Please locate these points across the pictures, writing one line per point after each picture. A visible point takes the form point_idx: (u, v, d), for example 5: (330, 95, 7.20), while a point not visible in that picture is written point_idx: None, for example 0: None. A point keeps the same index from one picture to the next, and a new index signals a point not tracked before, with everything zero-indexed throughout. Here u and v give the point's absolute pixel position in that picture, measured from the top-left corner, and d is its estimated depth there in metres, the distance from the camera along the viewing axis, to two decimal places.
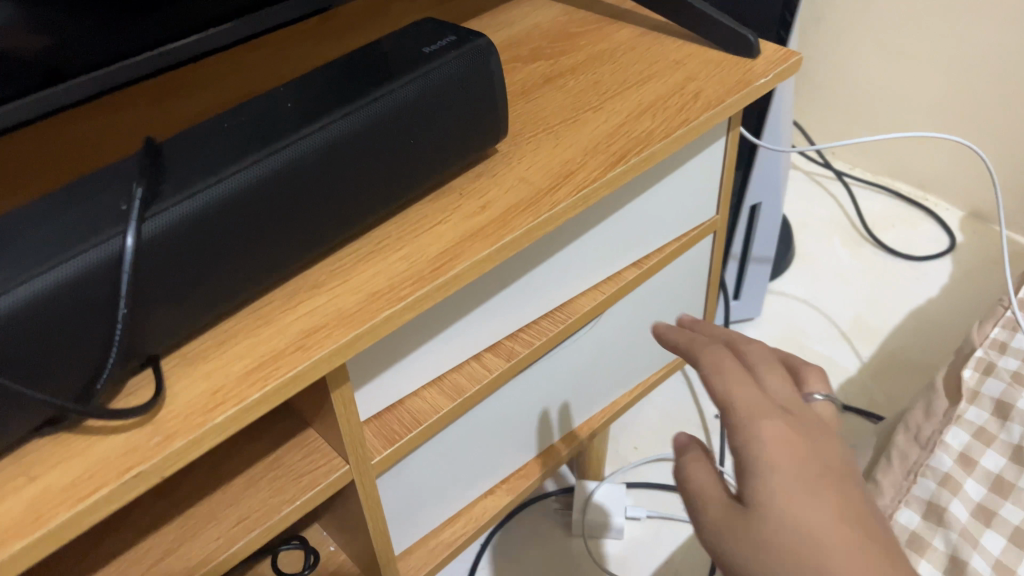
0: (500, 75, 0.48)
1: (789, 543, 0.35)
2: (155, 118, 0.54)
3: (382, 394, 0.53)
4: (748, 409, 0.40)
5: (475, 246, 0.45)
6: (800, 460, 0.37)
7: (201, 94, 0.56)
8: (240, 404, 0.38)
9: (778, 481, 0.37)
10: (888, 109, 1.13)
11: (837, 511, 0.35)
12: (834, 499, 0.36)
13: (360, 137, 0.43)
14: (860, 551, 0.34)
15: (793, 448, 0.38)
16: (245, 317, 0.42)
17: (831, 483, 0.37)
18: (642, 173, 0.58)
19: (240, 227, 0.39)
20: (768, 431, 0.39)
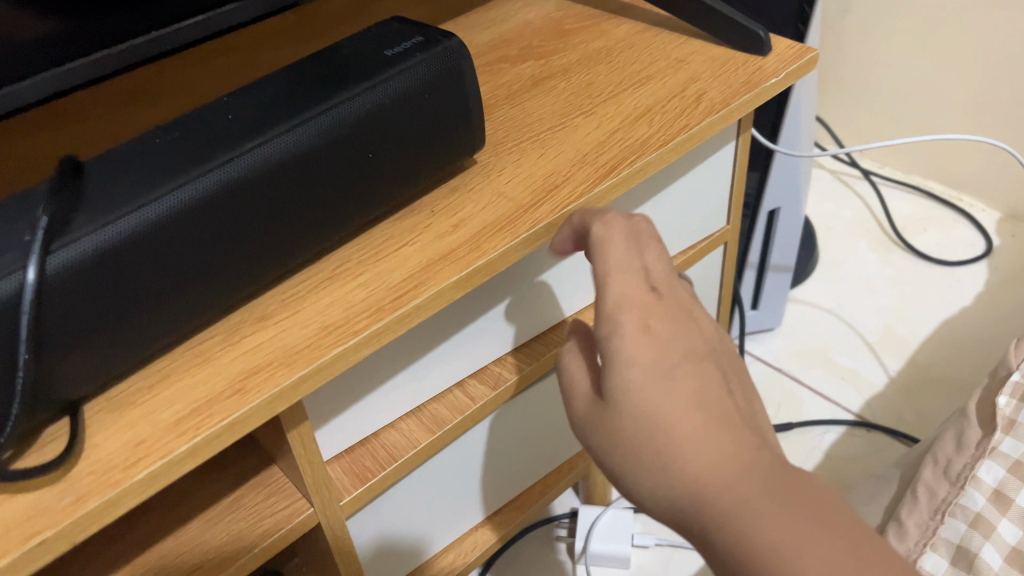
0: (473, 79, 0.43)
1: (641, 434, 0.33)
2: (110, 124, 0.50)
3: (354, 429, 0.49)
4: (616, 300, 0.38)
5: (443, 271, 0.40)
6: (660, 349, 0.35)
7: (161, 99, 0.52)
8: (166, 457, 0.33)
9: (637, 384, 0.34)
10: (920, 104, 1.06)
11: (692, 397, 0.33)
12: (690, 388, 0.34)
13: (308, 152, 0.38)
14: (711, 437, 0.32)
15: (653, 337, 0.36)
16: (181, 354, 0.38)
17: (687, 370, 0.34)
18: (641, 183, 0.53)
19: (168, 255, 0.35)
20: (630, 323, 0.36)
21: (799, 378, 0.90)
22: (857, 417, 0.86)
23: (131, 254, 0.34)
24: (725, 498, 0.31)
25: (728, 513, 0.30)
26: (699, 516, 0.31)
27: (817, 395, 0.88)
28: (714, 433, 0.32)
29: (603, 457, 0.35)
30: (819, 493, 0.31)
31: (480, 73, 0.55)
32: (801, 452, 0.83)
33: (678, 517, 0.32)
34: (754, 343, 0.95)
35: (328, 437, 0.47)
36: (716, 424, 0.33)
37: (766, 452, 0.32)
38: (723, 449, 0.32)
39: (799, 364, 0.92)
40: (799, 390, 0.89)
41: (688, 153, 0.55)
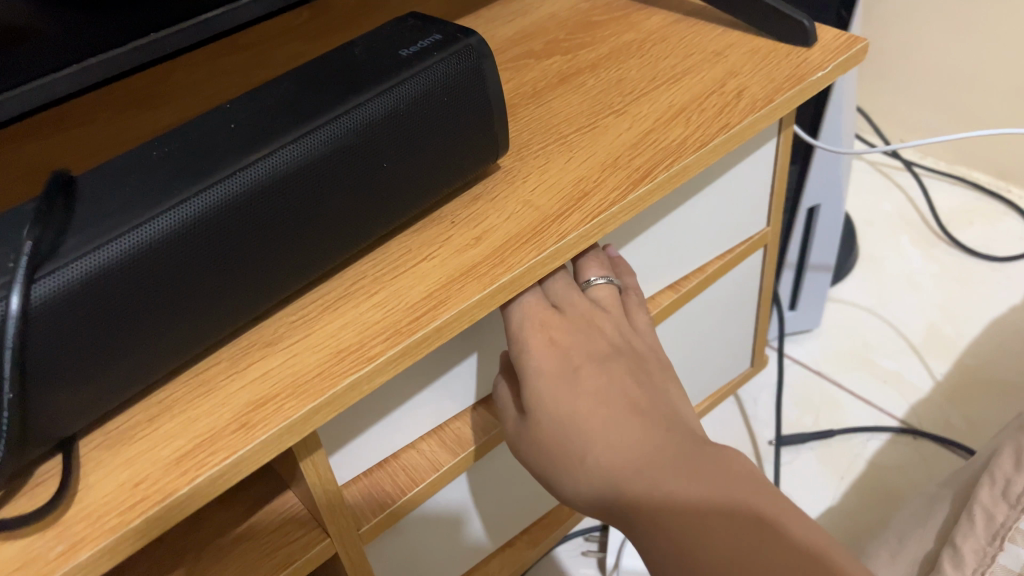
0: (495, 80, 0.40)
1: (563, 437, 0.39)
2: (111, 133, 0.47)
3: (375, 449, 0.46)
4: (521, 320, 0.42)
5: (465, 289, 0.37)
6: (564, 360, 0.41)
7: (165, 104, 0.49)
8: (165, 500, 0.30)
9: (548, 392, 0.40)
10: (965, 91, 1.01)
11: (599, 398, 0.39)
12: (593, 389, 0.39)
13: (317, 163, 0.35)
14: (622, 434, 0.38)
15: (559, 350, 0.41)
16: (183, 383, 0.35)
17: (590, 375, 0.40)
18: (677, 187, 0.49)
19: (166, 282, 0.32)
20: (536, 340, 0.41)
21: (839, 382, 0.86)
22: (902, 423, 0.82)
23: (125, 281, 0.31)
24: (640, 480, 0.36)
25: (646, 486, 0.35)
26: (622, 501, 0.36)
27: (859, 400, 0.84)
28: (624, 429, 0.38)
29: (537, 466, 0.40)
30: (721, 458, 0.36)
31: (503, 70, 0.51)
32: (843, 460, 0.79)
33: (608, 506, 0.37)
34: (792, 345, 0.91)
35: (346, 461, 0.44)
36: (625, 421, 0.38)
37: (670, 433, 0.37)
38: (629, 439, 0.37)
39: (839, 366, 0.88)
40: (840, 394, 0.85)
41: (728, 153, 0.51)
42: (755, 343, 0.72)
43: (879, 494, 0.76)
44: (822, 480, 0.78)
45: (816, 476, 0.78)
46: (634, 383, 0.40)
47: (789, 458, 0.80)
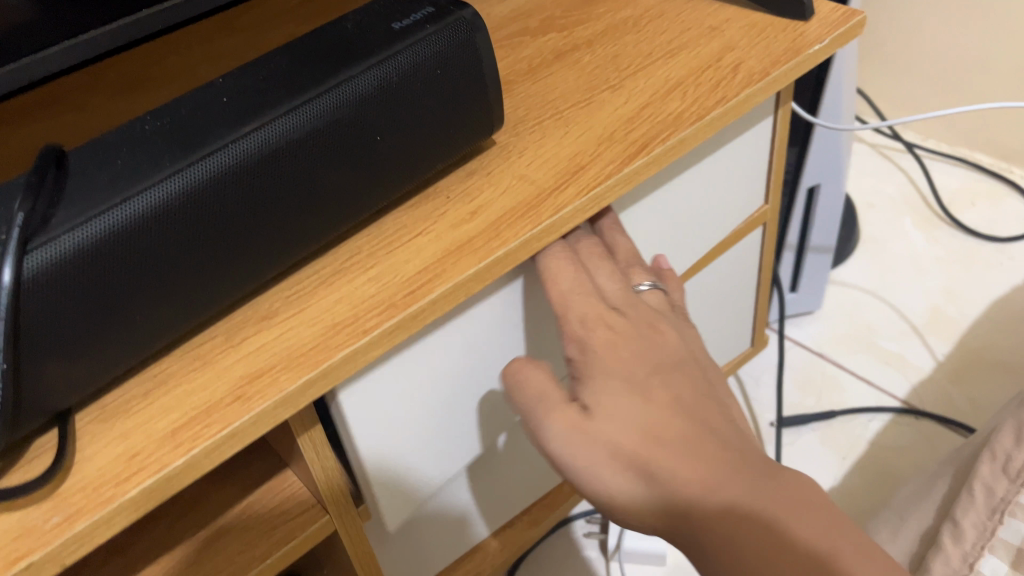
0: (489, 54, 0.40)
1: (626, 437, 0.36)
2: (108, 107, 0.47)
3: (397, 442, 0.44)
4: (580, 318, 0.42)
5: (460, 262, 0.37)
6: (629, 366, 0.39)
7: (160, 77, 0.49)
8: (160, 472, 0.30)
9: (613, 394, 0.38)
10: (967, 71, 1.01)
11: (668, 406, 0.37)
12: (662, 397, 0.38)
13: (309, 137, 0.35)
14: (686, 433, 0.36)
15: (621, 352, 0.40)
16: (179, 357, 0.35)
17: (657, 383, 0.38)
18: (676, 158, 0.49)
19: (159, 255, 0.32)
20: (598, 340, 0.41)
21: (840, 363, 0.86)
22: (904, 403, 0.81)
23: (118, 253, 0.31)
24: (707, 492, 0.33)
25: (710, 482, 0.33)
26: (684, 514, 0.33)
27: (861, 381, 0.84)
28: (690, 430, 0.36)
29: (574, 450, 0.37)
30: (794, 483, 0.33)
31: (499, 48, 0.51)
32: (845, 441, 0.79)
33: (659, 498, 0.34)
34: (793, 328, 0.91)
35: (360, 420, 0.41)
36: (691, 423, 0.36)
37: (739, 449, 0.35)
38: (698, 449, 0.35)
39: (840, 348, 0.88)
40: (841, 375, 0.85)
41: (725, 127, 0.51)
42: (755, 324, 0.72)
43: (881, 474, 0.76)
44: (823, 460, 0.78)
45: (818, 457, 0.78)
46: (700, 395, 0.38)
47: (791, 439, 0.80)
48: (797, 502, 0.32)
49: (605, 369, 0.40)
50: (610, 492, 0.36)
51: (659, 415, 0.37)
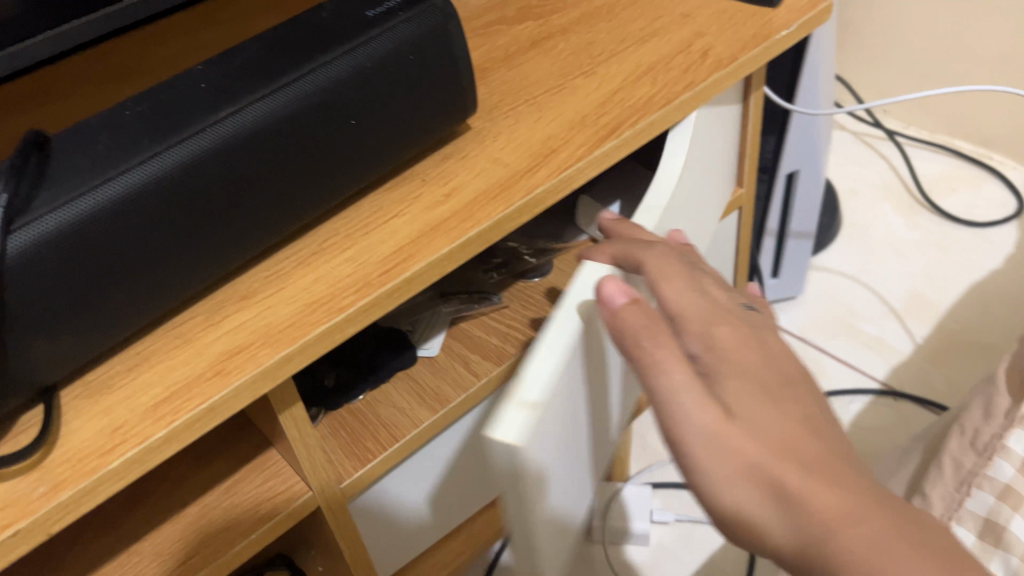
0: (461, 40, 0.41)
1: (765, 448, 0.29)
2: (90, 94, 0.48)
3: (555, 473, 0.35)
4: (686, 309, 0.34)
5: (434, 243, 0.38)
6: (756, 367, 0.32)
7: (141, 63, 0.50)
8: (143, 443, 0.32)
9: (744, 397, 0.30)
10: (946, 59, 1.02)
11: (800, 422, 0.30)
12: (796, 412, 0.30)
13: (284, 122, 0.36)
14: (830, 450, 0.30)
15: (747, 352, 0.32)
16: (160, 336, 0.36)
17: (789, 394, 0.31)
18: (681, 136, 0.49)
19: (139, 237, 0.33)
20: (722, 333, 0.33)
21: (822, 347, 0.87)
22: (883, 385, 0.83)
23: (99, 235, 0.32)
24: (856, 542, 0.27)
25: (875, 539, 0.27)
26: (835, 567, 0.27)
27: (841, 363, 0.85)
28: (832, 449, 0.30)
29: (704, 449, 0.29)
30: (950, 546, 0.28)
31: (476, 36, 0.52)
32: None
33: (803, 526, 0.28)
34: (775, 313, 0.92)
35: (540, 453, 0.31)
36: (832, 442, 0.30)
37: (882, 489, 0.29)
38: (849, 481, 0.29)
39: (822, 333, 0.89)
40: (822, 359, 0.86)
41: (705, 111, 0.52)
42: None
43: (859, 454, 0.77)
44: None
45: None
46: (827, 419, 0.32)
47: None
48: (961, 556, 0.27)
49: (741, 365, 0.32)
50: (738, 508, 0.29)
51: (800, 424, 0.30)
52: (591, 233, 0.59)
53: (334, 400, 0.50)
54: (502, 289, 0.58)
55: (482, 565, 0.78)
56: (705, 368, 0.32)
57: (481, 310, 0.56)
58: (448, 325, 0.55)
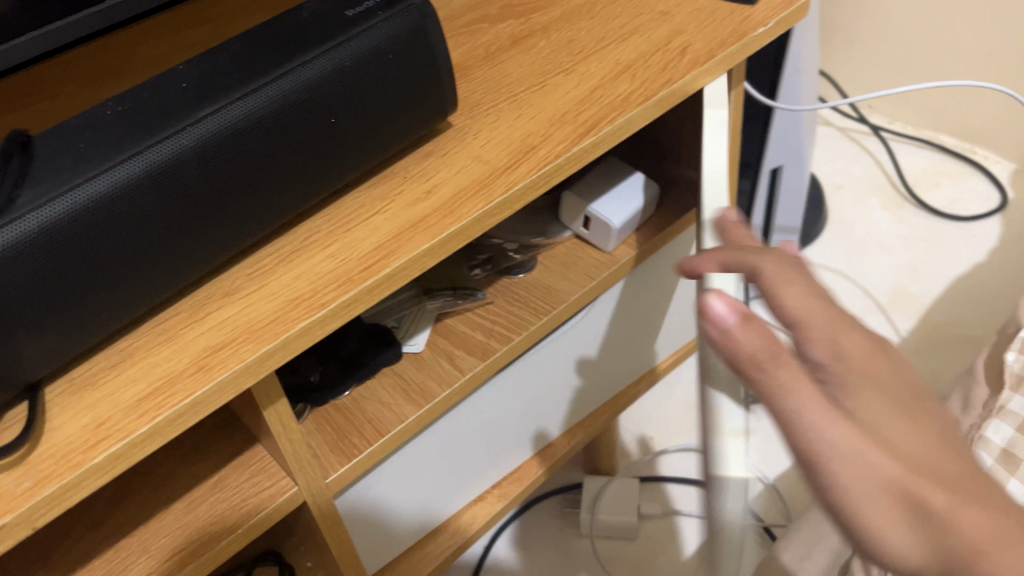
0: (440, 39, 0.41)
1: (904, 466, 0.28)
2: (75, 93, 0.48)
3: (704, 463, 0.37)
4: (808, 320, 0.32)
5: (414, 239, 0.39)
6: (883, 377, 0.30)
7: (125, 61, 0.50)
8: (126, 439, 0.32)
9: (878, 414, 0.29)
10: (930, 54, 1.03)
11: (936, 441, 0.29)
12: (930, 428, 0.29)
13: (266, 121, 0.36)
14: (964, 469, 0.29)
15: (875, 363, 0.31)
16: (143, 333, 0.37)
17: (919, 408, 0.30)
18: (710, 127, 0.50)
19: (122, 234, 0.34)
20: (852, 344, 0.31)
21: None
22: None
23: (83, 232, 0.32)
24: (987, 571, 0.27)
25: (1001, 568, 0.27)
26: None
27: None
28: (962, 466, 0.29)
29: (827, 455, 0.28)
30: None
31: (458, 35, 0.53)
32: None
33: (947, 549, 0.27)
34: None
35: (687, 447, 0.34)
36: (962, 458, 0.29)
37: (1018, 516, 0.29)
38: (986, 508, 0.28)
39: None
40: None
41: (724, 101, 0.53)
42: None
43: None
44: None
45: None
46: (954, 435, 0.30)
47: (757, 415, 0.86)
48: None
49: (867, 375, 0.30)
50: (873, 527, 0.27)
51: (931, 438, 0.29)
52: (575, 229, 0.60)
53: (320, 396, 0.51)
54: (486, 285, 0.58)
55: (471, 561, 0.79)
56: (829, 378, 0.31)
57: (467, 306, 0.56)
58: (433, 321, 0.56)
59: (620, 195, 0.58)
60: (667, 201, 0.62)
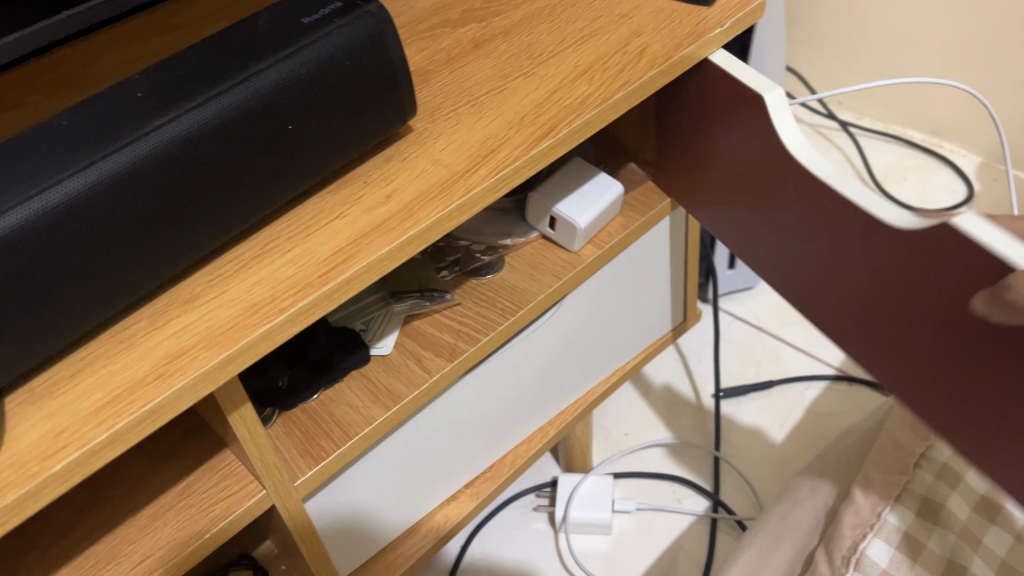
0: (396, 45, 0.42)
1: None
2: (37, 96, 0.48)
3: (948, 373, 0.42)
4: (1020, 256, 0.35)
5: (374, 243, 0.40)
6: None
7: (87, 64, 0.50)
8: (85, 447, 0.33)
9: None
10: (895, 50, 1.05)
11: None
12: None
13: (224, 129, 0.37)
14: None
15: None
16: (104, 342, 0.37)
17: None
18: (741, 90, 0.51)
19: (81, 242, 0.34)
20: None
21: (779, 336, 0.94)
22: (838, 371, 0.90)
23: (43, 240, 0.33)
24: None
25: None
26: None
27: (798, 352, 0.92)
28: None
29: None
30: None
31: (420, 39, 0.53)
32: (783, 409, 0.87)
33: None
34: (732, 303, 0.98)
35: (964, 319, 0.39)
36: None
37: None
38: None
39: (778, 322, 0.95)
40: (780, 348, 0.93)
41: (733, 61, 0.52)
42: (687, 300, 0.75)
43: (816, 438, 0.84)
44: (762, 429, 0.86)
45: (756, 424, 0.86)
46: None
47: (731, 410, 0.88)
48: None
49: None
50: None
51: None
52: (542, 230, 0.61)
53: (288, 401, 0.51)
54: (454, 286, 0.59)
55: (448, 560, 0.79)
56: None
57: (434, 308, 0.57)
58: (401, 323, 0.56)
59: (585, 195, 0.59)
60: (632, 201, 0.63)
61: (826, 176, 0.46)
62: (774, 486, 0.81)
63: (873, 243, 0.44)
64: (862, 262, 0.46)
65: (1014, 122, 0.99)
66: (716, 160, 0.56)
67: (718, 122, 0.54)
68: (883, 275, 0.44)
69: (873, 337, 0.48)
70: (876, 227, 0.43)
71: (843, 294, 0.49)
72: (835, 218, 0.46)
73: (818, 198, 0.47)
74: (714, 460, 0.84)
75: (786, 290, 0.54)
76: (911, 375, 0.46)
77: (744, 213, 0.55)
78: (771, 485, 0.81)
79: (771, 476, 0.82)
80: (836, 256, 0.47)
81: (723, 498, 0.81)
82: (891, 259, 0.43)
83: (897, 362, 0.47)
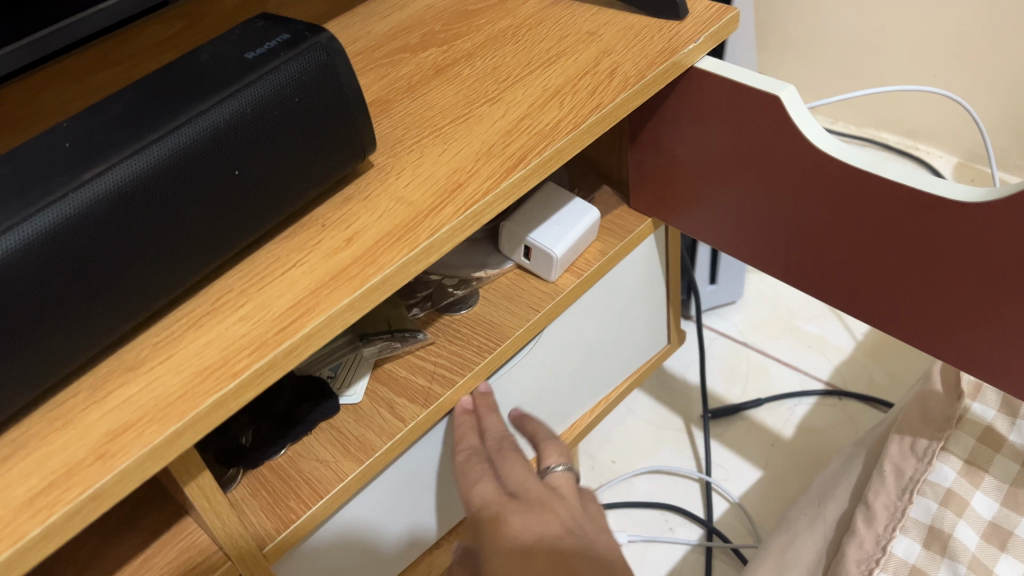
0: (351, 78, 0.39)
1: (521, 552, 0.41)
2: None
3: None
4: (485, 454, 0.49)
5: (335, 293, 0.36)
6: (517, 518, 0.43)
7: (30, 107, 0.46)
8: (16, 544, 0.29)
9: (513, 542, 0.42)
10: (866, 52, 1.03)
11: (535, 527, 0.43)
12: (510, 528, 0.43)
13: (165, 177, 0.33)
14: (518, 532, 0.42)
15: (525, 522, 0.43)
16: (39, 419, 0.33)
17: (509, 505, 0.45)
18: (741, 98, 0.50)
19: (12, 308, 0.30)
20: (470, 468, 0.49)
21: (765, 351, 0.92)
22: (827, 384, 0.88)
23: None
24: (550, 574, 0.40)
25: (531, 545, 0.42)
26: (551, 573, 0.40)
27: (785, 366, 0.90)
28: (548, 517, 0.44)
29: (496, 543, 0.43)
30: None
31: (378, 67, 0.50)
32: (773, 428, 0.85)
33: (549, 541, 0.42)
34: (717, 318, 0.97)
35: None
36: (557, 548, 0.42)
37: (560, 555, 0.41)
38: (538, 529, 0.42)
39: (763, 337, 0.94)
40: (766, 362, 0.91)
41: (724, 67, 0.50)
42: (671, 322, 0.73)
43: (809, 456, 0.82)
44: (751, 449, 0.83)
45: (746, 445, 0.84)
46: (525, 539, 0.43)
47: (719, 432, 0.85)
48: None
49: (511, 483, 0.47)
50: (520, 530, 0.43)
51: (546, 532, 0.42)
52: (517, 260, 0.58)
53: (250, 459, 0.47)
54: (427, 324, 0.56)
55: None
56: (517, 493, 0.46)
57: (405, 349, 0.54)
58: (371, 368, 0.53)
59: (560, 221, 0.56)
60: (611, 225, 0.61)
61: (867, 166, 0.46)
62: (768, 510, 0.78)
63: (924, 223, 0.45)
64: (905, 240, 0.47)
65: (989, 121, 0.98)
66: (707, 161, 0.55)
67: (708, 126, 0.53)
68: (934, 252, 0.46)
69: (926, 309, 0.49)
70: (931, 207, 0.44)
71: (879, 273, 0.50)
72: (880, 203, 0.46)
73: (858, 188, 0.47)
74: (705, 485, 0.81)
75: (815, 280, 0.55)
76: (960, 340, 0.47)
77: (750, 208, 0.55)
78: (766, 509, 0.78)
79: (765, 501, 0.79)
80: (875, 239, 0.48)
81: (716, 524, 0.78)
82: (946, 235, 0.44)
83: (940, 329, 0.48)
